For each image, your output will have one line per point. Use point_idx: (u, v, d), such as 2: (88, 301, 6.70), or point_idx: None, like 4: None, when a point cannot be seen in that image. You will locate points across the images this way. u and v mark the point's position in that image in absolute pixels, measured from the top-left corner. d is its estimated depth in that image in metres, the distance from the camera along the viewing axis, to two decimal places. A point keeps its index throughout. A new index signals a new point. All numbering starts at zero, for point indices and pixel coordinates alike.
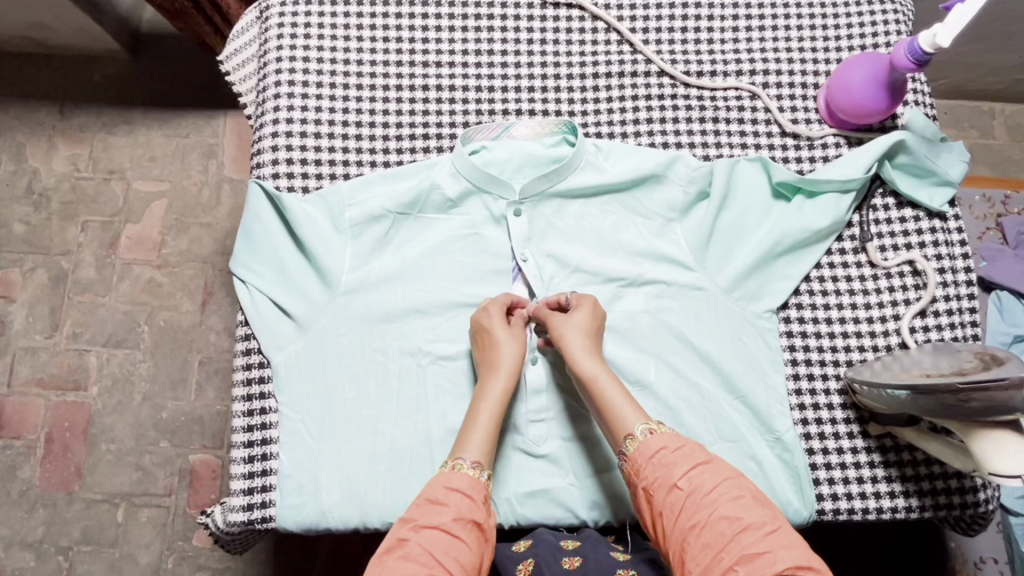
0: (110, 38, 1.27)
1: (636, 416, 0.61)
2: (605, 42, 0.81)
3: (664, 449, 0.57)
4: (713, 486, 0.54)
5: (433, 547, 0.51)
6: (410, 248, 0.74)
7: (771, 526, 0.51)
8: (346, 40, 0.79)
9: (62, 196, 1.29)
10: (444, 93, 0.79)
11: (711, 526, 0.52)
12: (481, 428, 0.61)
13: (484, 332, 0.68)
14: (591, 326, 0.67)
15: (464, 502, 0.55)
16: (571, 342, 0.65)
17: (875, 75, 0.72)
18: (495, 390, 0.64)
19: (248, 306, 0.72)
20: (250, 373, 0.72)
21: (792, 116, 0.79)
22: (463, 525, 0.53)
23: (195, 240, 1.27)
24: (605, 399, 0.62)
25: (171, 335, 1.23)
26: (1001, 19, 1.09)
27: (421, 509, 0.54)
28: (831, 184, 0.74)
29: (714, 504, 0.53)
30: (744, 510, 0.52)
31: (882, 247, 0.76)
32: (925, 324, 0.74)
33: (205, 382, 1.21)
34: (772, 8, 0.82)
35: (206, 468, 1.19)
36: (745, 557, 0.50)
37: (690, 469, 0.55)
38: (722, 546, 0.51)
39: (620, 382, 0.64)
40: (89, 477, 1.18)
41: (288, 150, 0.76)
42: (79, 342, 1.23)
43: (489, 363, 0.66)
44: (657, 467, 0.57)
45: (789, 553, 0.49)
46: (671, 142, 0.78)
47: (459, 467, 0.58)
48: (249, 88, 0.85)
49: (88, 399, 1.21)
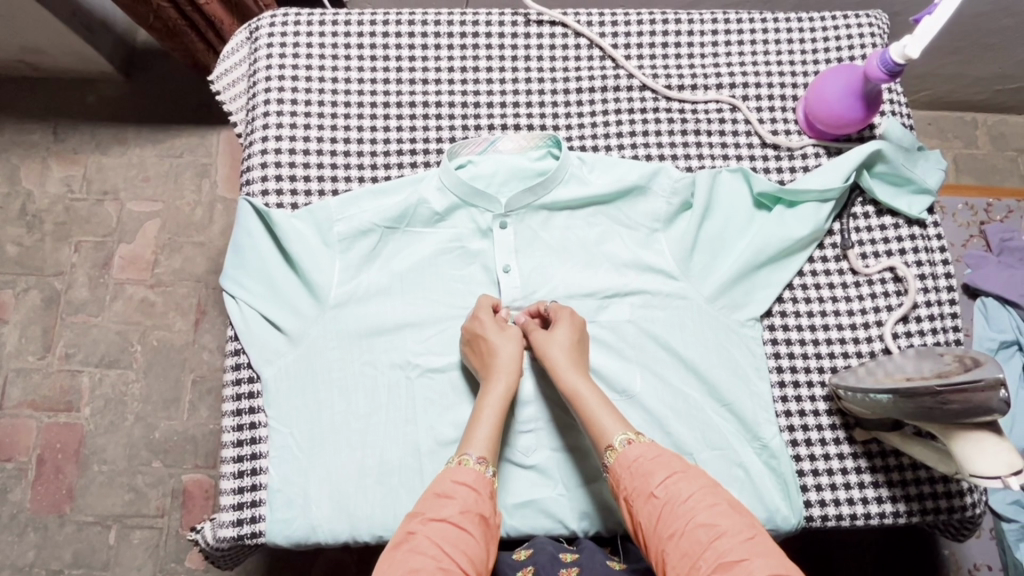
0: (104, 61, 1.30)
1: (616, 424, 0.61)
2: (588, 57, 0.83)
3: (641, 457, 0.58)
4: (688, 495, 0.54)
5: (440, 540, 0.51)
6: (399, 261, 0.75)
7: (747, 533, 0.51)
8: (334, 58, 0.81)
9: (56, 217, 1.30)
10: (430, 109, 0.80)
11: (687, 533, 0.51)
12: (485, 423, 0.62)
13: (478, 339, 0.68)
14: (575, 339, 0.68)
15: (470, 495, 0.55)
16: (554, 355, 0.66)
17: (850, 86, 0.74)
18: (496, 390, 0.65)
19: (238, 320, 0.72)
20: (240, 389, 0.72)
21: (772, 127, 0.81)
22: (470, 518, 0.54)
23: (188, 259, 1.28)
24: (585, 408, 0.63)
25: (164, 354, 1.23)
26: (979, 32, 1.11)
27: (429, 503, 0.55)
28: (810, 194, 0.75)
29: (690, 512, 0.53)
30: (721, 518, 0.52)
31: (863, 254, 0.77)
32: (907, 329, 0.75)
33: (197, 401, 1.21)
34: (750, 23, 0.84)
35: (199, 487, 1.19)
36: (721, 566, 0.49)
37: (666, 477, 0.55)
38: (699, 554, 0.50)
39: (600, 393, 0.65)
40: (81, 499, 1.18)
41: (279, 167, 0.77)
42: (72, 362, 1.23)
43: (489, 367, 0.67)
44: (635, 477, 0.57)
45: (767, 562, 0.48)
46: (654, 154, 0.80)
47: (465, 462, 0.58)
48: (239, 107, 0.86)
49: (80, 421, 1.21)
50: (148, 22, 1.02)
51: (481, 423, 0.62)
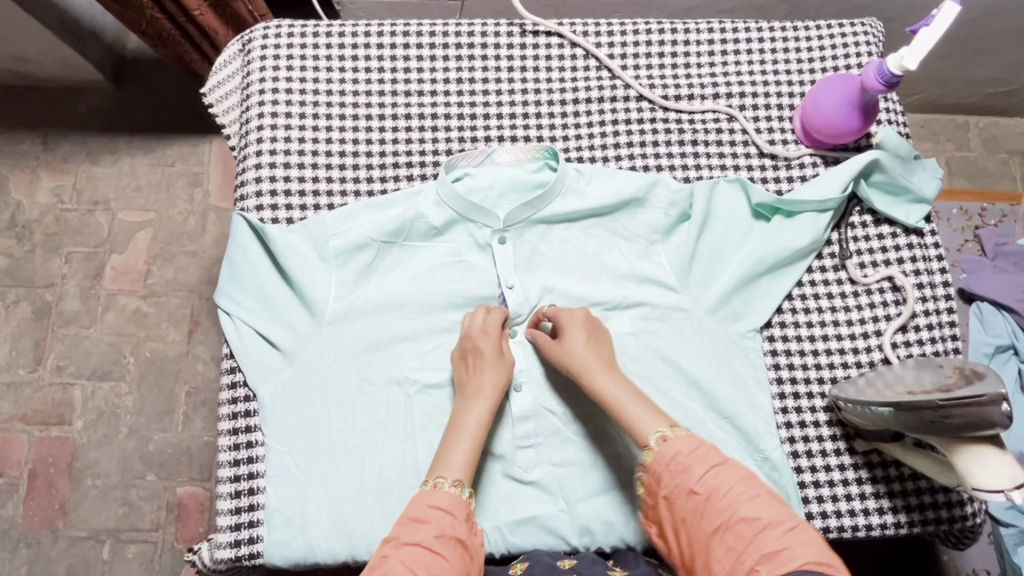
0: (94, 69, 1.29)
1: (654, 419, 0.61)
2: (584, 67, 0.82)
3: (680, 453, 0.57)
4: (729, 488, 0.54)
5: (414, 566, 0.51)
6: (396, 276, 0.75)
7: (789, 523, 0.51)
8: (329, 71, 0.80)
9: (46, 228, 1.29)
10: (426, 120, 0.80)
11: (730, 527, 0.52)
12: (463, 444, 0.62)
13: (473, 352, 0.68)
14: (592, 337, 0.68)
15: (446, 519, 0.55)
16: (580, 359, 0.66)
17: (847, 97, 0.74)
18: (474, 413, 0.64)
19: (233, 337, 0.71)
20: (236, 407, 0.71)
21: (769, 137, 0.81)
22: (447, 544, 0.53)
23: (180, 269, 1.28)
24: (622, 410, 0.62)
25: (157, 366, 1.23)
26: (972, 37, 1.12)
27: (403, 527, 0.54)
28: (808, 205, 0.75)
29: (732, 505, 0.53)
30: (763, 510, 0.52)
31: (861, 264, 0.77)
32: (906, 339, 0.75)
33: (192, 413, 1.21)
34: (745, 33, 0.84)
35: (194, 500, 1.18)
36: (765, 557, 0.50)
37: (705, 472, 0.56)
38: (743, 548, 0.51)
39: (634, 388, 0.64)
40: (74, 513, 1.17)
41: (273, 181, 0.76)
42: (63, 375, 1.22)
43: (468, 390, 0.66)
44: (675, 473, 0.57)
45: (810, 549, 0.49)
46: (652, 165, 0.80)
47: (440, 484, 0.58)
48: (232, 119, 0.85)
49: (72, 434, 1.20)
50: (139, 28, 0.99)
51: (455, 446, 0.61)
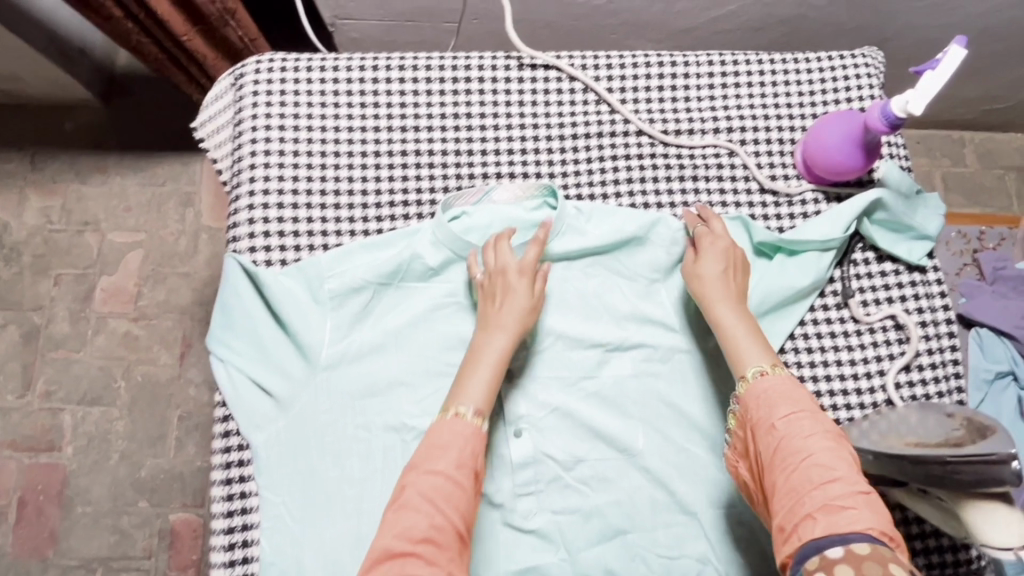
0: (83, 88, 1.27)
1: (760, 356, 0.64)
2: (583, 102, 0.81)
3: (771, 390, 0.61)
4: (809, 434, 0.58)
5: (434, 497, 0.56)
6: (392, 318, 0.73)
7: (862, 487, 0.55)
8: (323, 106, 0.78)
9: (34, 249, 1.29)
10: (423, 157, 0.78)
11: (800, 470, 0.56)
12: (483, 372, 0.63)
13: (499, 284, 0.68)
14: (727, 269, 0.69)
15: (466, 449, 0.59)
16: (705, 287, 0.69)
17: (849, 135, 0.73)
18: (496, 345, 0.65)
19: (225, 385, 0.70)
20: (229, 457, 0.70)
21: (770, 172, 0.80)
22: (465, 472, 0.58)
23: (172, 290, 1.28)
24: (732, 339, 0.66)
25: (148, 389, 1.23)
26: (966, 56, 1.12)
27: (423, 457, 0.58)
28: (811, 244, 0.74)
29: (808, 451, 0.57)
30: (837, 464, 0.56)
31: (864, 301, 0.76)
32: (910, 378, 0.74)
33: (184, 438, 1.22)
34: (745, 65, 0.83)
35: (186, 527, 1.19)
36: (826, 506, 0.53)
37: (789, 413, 0.59)
38: (808, 491, 0.55)
39: (752, 327, 0.67)
40: (64, 541, 1.18)
41: (267, 222, 0.74)
42: (53, 400, 1.23)
43: (490, 321, 0.66)
44: (761, 407, 0.61)
45: (874, 516, 0.52)
46: (651, 202, 0.78)
47: (461, 414, 0.60)
48: (224, 154, 0.83)
49: (62, 460, 1.21)
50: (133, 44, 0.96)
51: (476, 375, 0.63)
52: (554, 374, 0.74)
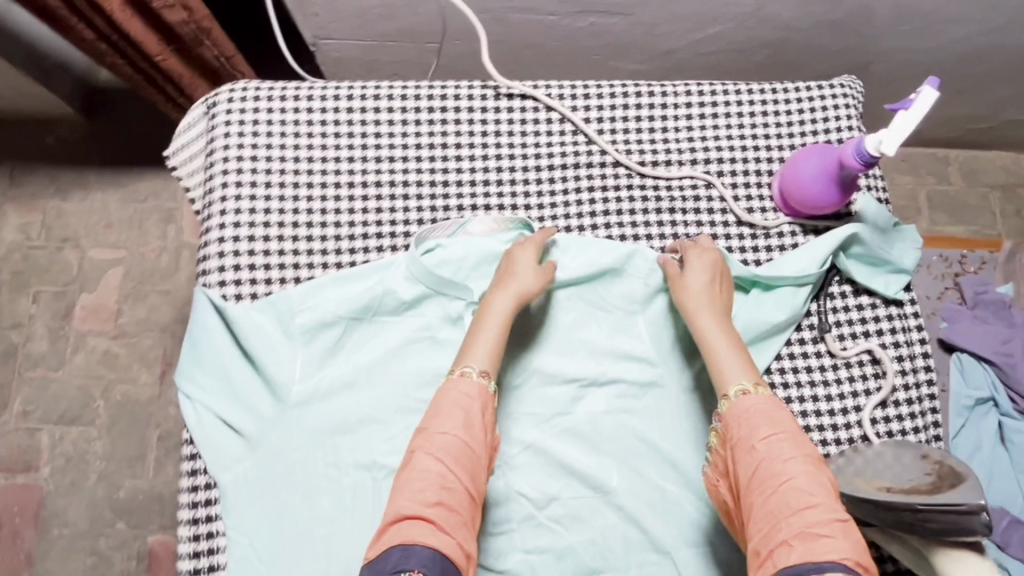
0: (63, 104, 1.26)
1: (741, 373, 0.63)
2: (560, 132, 0.80)
3: (752, 409, 0.60)
4: (789, 457, 0.56)
5: (444, 457, 0.56)
6: (364, 353, 0.72)
7: (839, 514, 0.53)
8: (297, 136, 0.78)
9: (13, 266, 1.27)
10: (397, 188, 0.77)
11: (779, 495, 0.54)
12: (489, 335, 0.65)
13: (507, 262, 0.70)
14: (713, 280, 0.69)
15: (474, 405, 0.60)
16: (693, 297, 0.68)
17: (824, 170, 0.72)
18: (503, 304, 0.67)
19: (192, 422, 0.69)
20: (196, 496, 0.70)
21: (747, 205, 0.79)
22: (473, 430, 0.59)
23: (152, 308, 1.27)
24: (714, 350, 0.65)
25: (127, 409, 1.22)
26: (950, 76, 1.12)
27: (432, 418, 0.59)
28: (787, 279, 0.74)
29: (787, 475, 0.55)
30: (816, 489, 0.54)
31: (840, 336, 0.76)
32: (886, 414, 0.74)
33: (163, 458, 1.20)
34: (724, 96, 0.83)
35: (165, 548, 1.17)
36: (803, 533, 0.52)
37: (770, 434, 0.58)
38: (787, 516, 0.53)
39: (734, 339, 0.65)
40: (40, 564, 1.16)
41: (237, 255, 0.73)
42: (30, 420, 1.21)
43: (502, 280, 0.69)
44: (741, 426, 0.59)
45: (851, 546, 0.51)
46: (628, 234, 0.78)
47: (467, 373, 0.62)
48: (197, 182, 0.82)
49: (39, 480, 1.19)
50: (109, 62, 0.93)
51: (480, 336, 0.64)
52: (528, 409, 0.73)
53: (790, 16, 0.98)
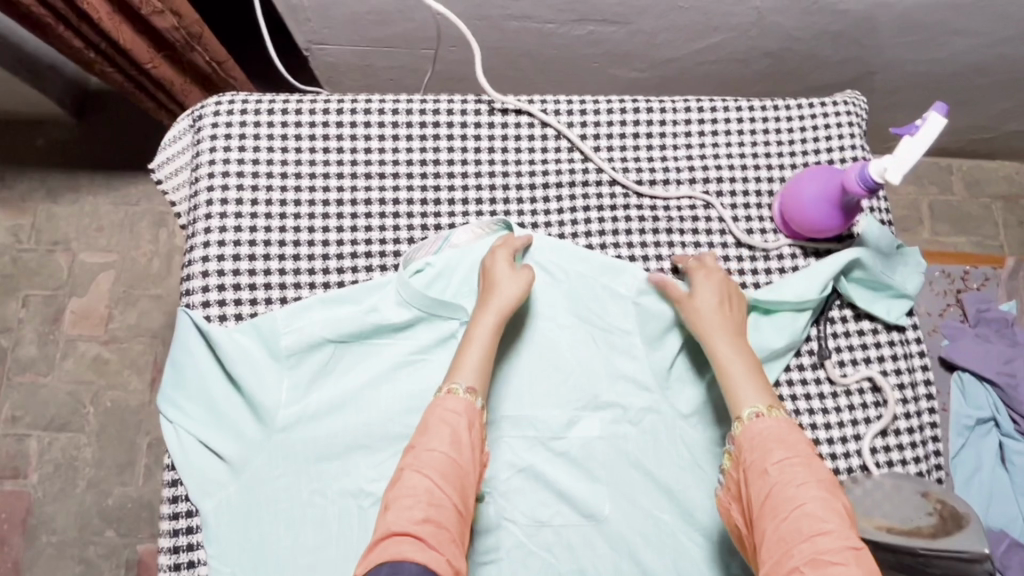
0: (53, 105, 1.23)
1: (756, 395, 0.61)
2: (556, 149, 0.78)
3: (766, 432, 0.58)
4: (803, 482, 0.54)
5: (433, 475, 0.54)
6: (352, 377, 0.70)
7: (854, 543, 0.50)
8: (284, 151, 0.75)
9: (2, 269, 1.25)
10: (387, 206, 0.75)
11: (791, 521, 0.52)
12: (476, 350, 0.63)
13: (487, 274, 0.68)
14: (724, 301, 0.67)
15: (461, 422, 0.58)
16: (707, 319, 0.66)
17: (825, 194, 0.70)
18: (487, 319, 0.65)
19: (174, 448, 0.67)
20: (177, 523, 0.68)
21: (747, 226, 0.77)
22: (462, 448, 0.57)
23: (143, 313, 1.25)
24: (729, 372, 0.63)
25: (117, 415, 1.20)
26: (957, 87, 1.10)
27: (423, 435, 0.57)
28: (787, 304, 0.72)
29: (800, 500, 0.52)
30: (831, 516, 0.51)
31: (840, 362, 0.74)
32: (886, 444, 0.72)
33: (153, 466, 1.18)
34: (725, 112, 0.81)
35: (154, 557, 1.16)
36: (815, 560, 0.49)
37: (784, 458, 0.55)
38: (797, 542, 0.50)
39: (750, 363, 0.63)
40: (28, 571, 1.14)
41: (222, 274, 0.71)
42: (19, 426, 1.19)
43: (483, 296, 0.67)
44: (754, 449, 0.57)
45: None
46: (624, 255, 0.76)
47: (454, 390, 0.60)
48: (182, 197, 0.80)
49: (27, 487, 1.18)
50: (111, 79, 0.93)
51: (467, 353, 0.63)
52: (520, 435, 0.71)
53: (793, 26, 0.95)
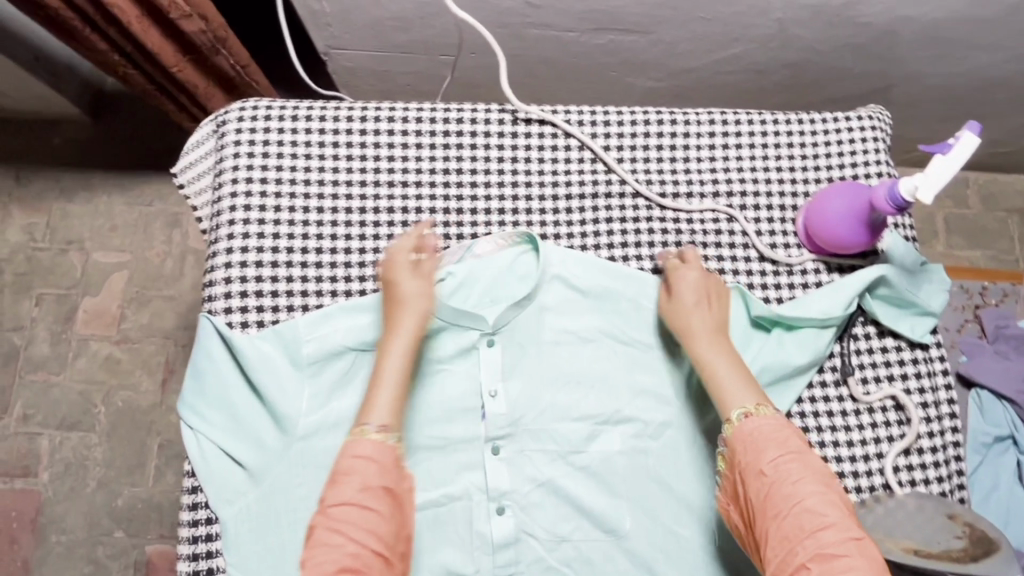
0: (71, 105, 1.23)
1: (746, 395, 0.61)
2: (579, 160, 0.78)
3: (757, 431, 0.58)
4: (799, 479, 0.55)
5: (346, 527, 0.53)
6: (373, 386, 0.70)
7: (853, 533, 0.52)
8: (308, 158, 0.75)
9: (16, 267, 1.26)
10: (410, 215, 0.75)
11: (793, 519, 0.53)
12: (387, 386, 0.60)
13: (393, 287, 0.64)
14: (704, 300, 0.67)
15: (369, 468, 0.56)
16: (690, 319, 0.66)
17: (853, 211, 0.70)
18: (398, 345, 0.62)
19: (195, 455, 0.67)
20: (197, 531, 0.67)
21: (771, 240, 0.77)
22: (373, 495, 0.55)
23: (156, 313, 1.25)
24: (714, 374, 0.63)
25: (128, 415, 1.20)
26: (977, 102, 1.10)
27: (331, 486, 0.55)
28: (811, 321, 0.71)
29: (799, 496, 0.54)
30: (829, 509, 0.53)
31: (863, 379, 0.73)
32: (909, 462, 0.72)
33: (163, 467, 1.18)
34: (749, 126, 0.80)
35: (163, 558, 1.15)
36: (819, 555, 0.51)
37: (778, 456, 0.56)
38: (801, 540, 0.52)
39: (736, 362, 0.63)
40: (37, 570, 1.14)
41: (244, 281, 0.71)
42: (30, 424, 1.19)
43: (392, 319, 0.63)
44: (747, 450, 0.57)
45: (868, 564, 0.50)
46: (647, 267, 0.75)
47: (364, 433, 0.57)
48: (204, 202, 0.80)
49: (38, 486, 1.18)
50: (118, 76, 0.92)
51: (380, 388, 0.60)
52: (541, 448, 0.70)
53: (814, 38, 0.95)
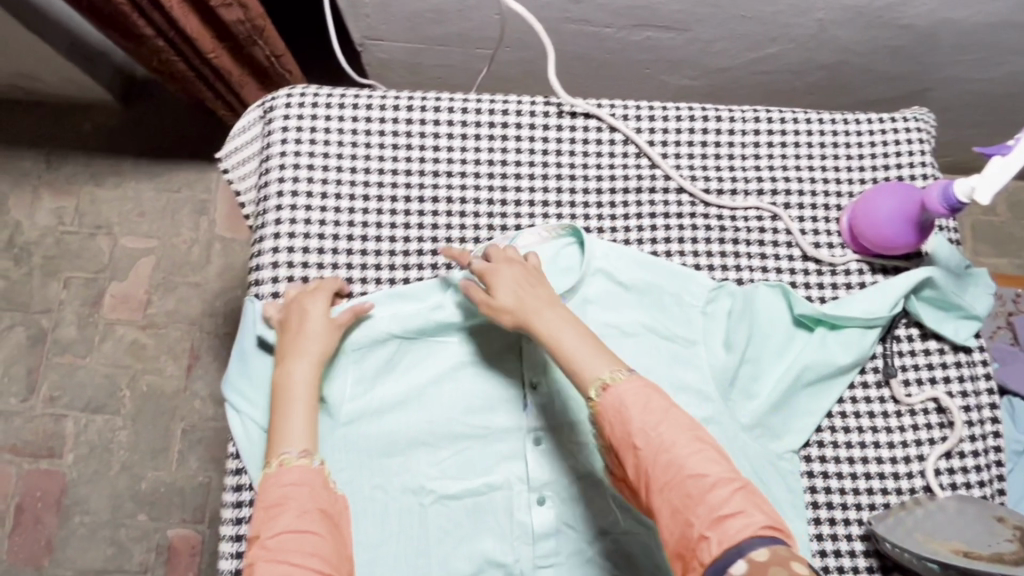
0: (103, 90, 1.24)
1: (601, 363, 0.57)
2: (623, 154, 0.78)
3: (625, 400, 0.55)
4: (672, 441, 0.52)
5: (290, 555, 0.52)
6: (416, 374, 0.70)
7: (737, 482, 0.51)
8: (354, 145, 0.76)
9: (45, 249, 1.27)
10: (455, 205, 0.75)
11: (678, 488, 0.50)
12: (297, 411, 0.61)
13: (297, 317, 0.66)
14: (523, 279, 0.64)
15: (303, 493, 0.56)
16: (518, 306, 0.62)
17: (902, 211, 0.69)
18: (302, 371, 0.63)
19: (240, 437, 0.68)
20: (240, 513, 0.68)
21: (814, 239, 0.77)
22: (308, 517, 0.54)
23: (182, 300, 1.25)
24: (565, 357, 0.59)
25: (153, 400, 1.21)
26: (1014, 108, 1.09)
27: (264, 520, 0.55)
28: (854, 321, 0.71)
29: (679, 463, 0.51)
30: (709, 465, 0.51)
31: (906, 380, 0.73)
32: (950, 466, 0.71)
33: (187, 451, 1.19)
34: (795, 124, 0.80)
35: (185, 542, 1.16)
36: (714, 519, 0.48)
37: (645, 424, 0.53)
38: (692, 506, 0.50)
39: (579, 332, 0.60)
40: (60, 551, 1.15)
41: (292, 266, 0.72)
42: (56, 406, 1.21)
43: (287, 350, 0.64)
44: (613, 424, 0.55)
45: (757, 511, 0.49)
46: (689, 263, 0.75)
47: (286, 462, 0.58)
48: (249, 186, 0.81)
49: (62, 467, 1.19)
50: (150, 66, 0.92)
51: (288, 418, 0.61)
52: None
53: (854, 40, 0.94)
